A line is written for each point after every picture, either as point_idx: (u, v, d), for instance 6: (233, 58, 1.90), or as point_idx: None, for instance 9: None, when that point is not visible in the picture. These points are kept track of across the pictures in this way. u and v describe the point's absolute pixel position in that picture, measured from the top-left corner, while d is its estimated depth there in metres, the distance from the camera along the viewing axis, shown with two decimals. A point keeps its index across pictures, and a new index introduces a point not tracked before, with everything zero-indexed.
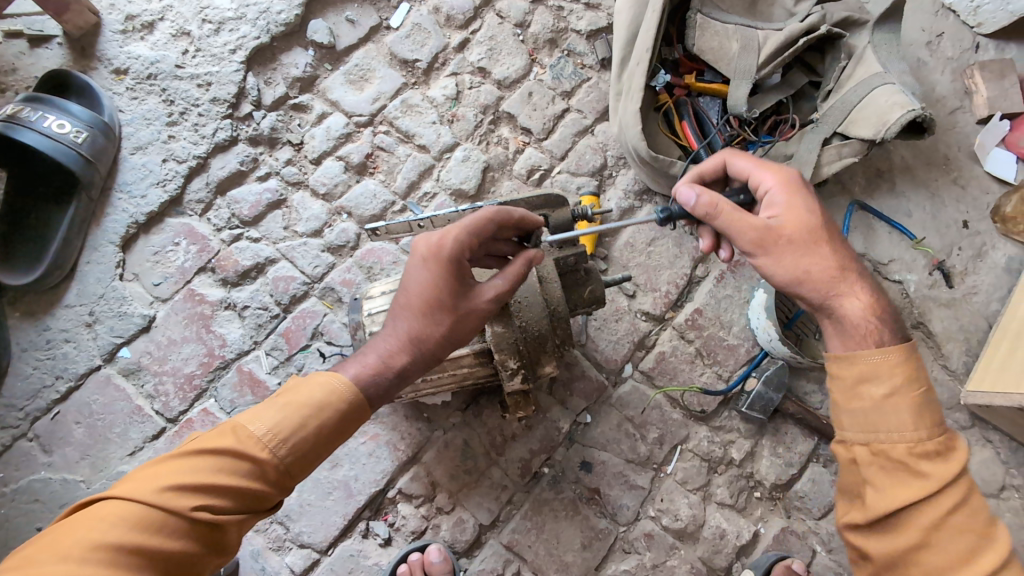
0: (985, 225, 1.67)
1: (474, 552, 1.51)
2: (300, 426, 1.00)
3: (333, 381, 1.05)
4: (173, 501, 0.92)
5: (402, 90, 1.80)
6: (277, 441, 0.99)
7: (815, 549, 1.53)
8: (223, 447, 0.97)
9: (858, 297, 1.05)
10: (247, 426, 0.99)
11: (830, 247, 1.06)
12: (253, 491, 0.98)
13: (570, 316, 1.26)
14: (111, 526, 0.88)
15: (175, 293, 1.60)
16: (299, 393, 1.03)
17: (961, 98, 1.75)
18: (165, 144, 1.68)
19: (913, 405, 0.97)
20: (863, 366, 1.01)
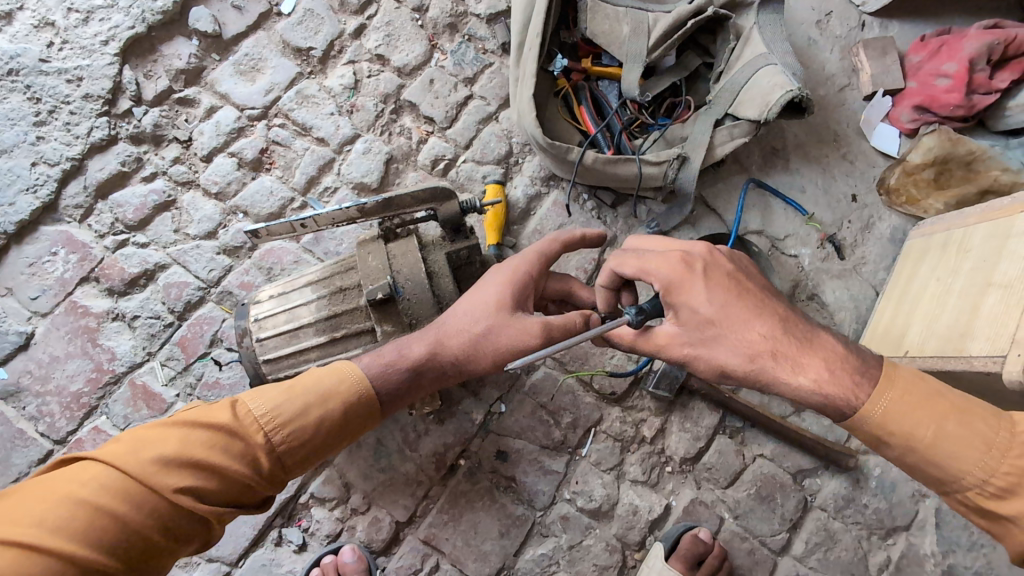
0: (872, 197, 1.75)
1: (392, 550, 1.51)
2: (300, 412, 1.00)
3: (345, 371, 1.05)
4: (157, 480, 0.90)
5: (297, 80, 1.72)
6: (273, 425, 0.98)
7: (722, 516, 1.61)
8: (218, 426, 0.95)
9: (805, 374, 1.00)
10: (247, 403, 0.98)
11: (763, 327, 1.01)
12: (238, 479, 0.95)
13: None
14: (91, 485, 0.88)
15: (56, 307, 1.50)
16: (306, 379, 1.03)
17: (849, 75, 1.81)
18: (34, 146, 1.55)
19: (955, 439, 0.95)
20: (878, 426, 0.99)
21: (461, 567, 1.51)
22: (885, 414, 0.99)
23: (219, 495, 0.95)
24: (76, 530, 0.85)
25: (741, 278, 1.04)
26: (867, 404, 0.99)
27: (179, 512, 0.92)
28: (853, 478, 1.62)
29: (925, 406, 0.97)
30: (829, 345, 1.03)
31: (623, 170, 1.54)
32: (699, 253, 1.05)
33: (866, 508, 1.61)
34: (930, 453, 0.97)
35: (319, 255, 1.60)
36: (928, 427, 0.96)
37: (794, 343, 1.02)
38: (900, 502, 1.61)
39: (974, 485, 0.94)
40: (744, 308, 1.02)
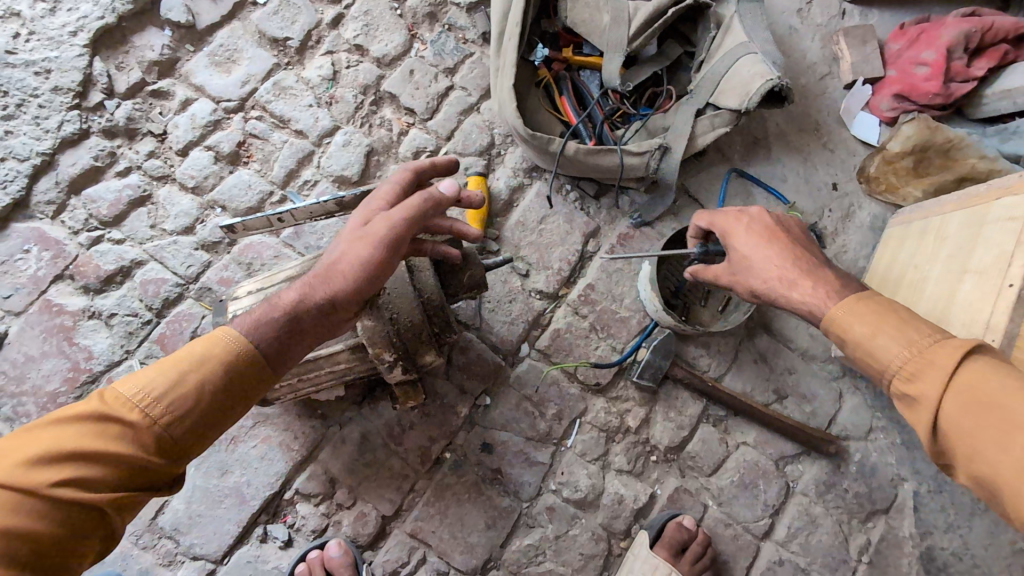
0: (852, 186, 1.76)
1: (378, 544, 1.50)
2: (178, 384, 0.86)
3: (224, 333, 0.91)
4: (23, 486, 0.77)
5: (274, 71, 1.68)
6: (147, 402, 0.84)
7: (706, 503, 1.63)
8: (87, 413, 0.82)
9: (806, 292, 1.07)
10: (115, 387, 0.85)
11: (774, 254, 1.11)
12: (124, 462, 0.83)
13: (446, 304, 1.24)
14: None
15: (30, 305, 1.47)
16: (183, 348, 0.90)
17: (830, 63, 1.82)
18: (3, 141, 1.51)
19: (888, 334, 0.96)
20: (831, 327, 1.03)
21: (448, 559, 1.51)
22: (838, 314, 1.02)
23: (100, 486, 0.81)
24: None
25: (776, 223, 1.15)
26: (829, 310, 1.03)
27: (57, 514, 0.79)
28: (833, 464, 1.65)
29: (872, 308, 0.99)
30: (840, 276, 1.08)
31: (604, 161, 1.53)
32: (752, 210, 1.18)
33: (846, 492, 1.64)
34: (863, 347, 0.98)
35: (299, 250, 1.58)
36: (868, 325, 0.98)
37: (811, 271, 1.08)
38: (880, 486, 1.64)
39: (891, 373, 0.95)
40: (766, 241, 1.13)
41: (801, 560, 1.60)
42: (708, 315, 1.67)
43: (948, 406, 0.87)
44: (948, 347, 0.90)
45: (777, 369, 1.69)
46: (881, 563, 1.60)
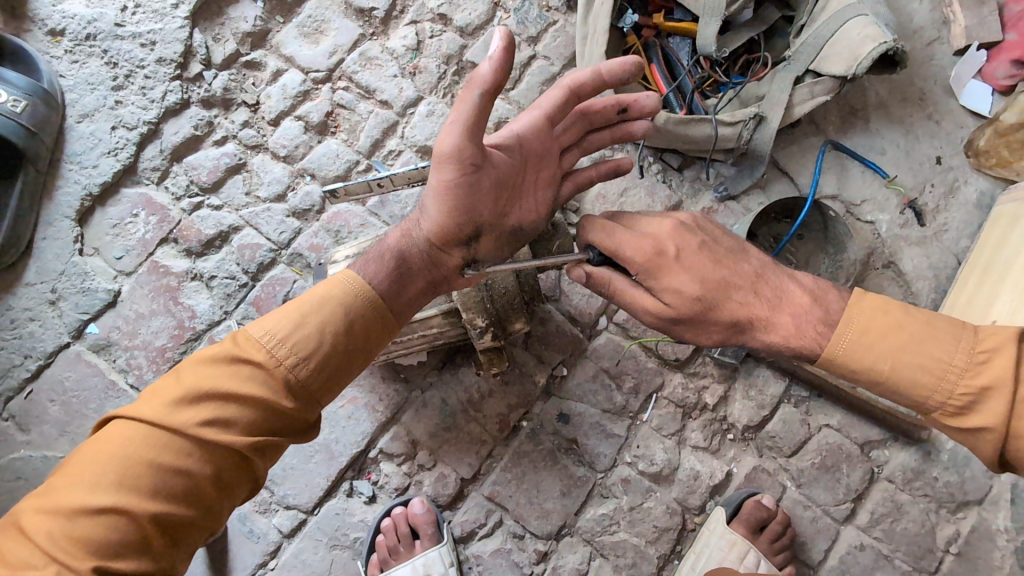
0: (958, 160, 1.65)
1: (457, 505, 1.55)
2: (297, 326, 0.95)
3: (335, 280, 1.01)
4: (176, 423, 0.88)
5: (360, 42, 1.71)
6: (275, 342, 0.94)
7: (785, 484, 1.60)
8: (225, 359, 0.93)
9: (770, 338, 1.07)
10: (245, 330, 0.95)
11: (726, 311, 1.06)
12: (256, 404, 0.92)
13: (536, 275, 1.27)
14: (123, 444, 0.86)
15: (139, 266, 1.56)
16: (299, 297, 1.00)
17: (939, 28, 1.70)
18: (113, 110, 1.59)
19: (909, 370, 0.98)
20: (845, 368, 1.03)
21: (524, 523, 1.55)
22: (848, 354, 1.02)
23: (239, 424, 0.91)
24: (114, 485, 0.84)
25: (695, 266, 1.06)
26: (832, 350, 1.02)
27: (201, 450, 0.88)
28: (923, 451, 1.58)
29: (879, 342, 1.00)
30: (788, 301, 1.07)
31: (695, 131, 1.49)
32: (650, 245, 1.07)
33: (935, 481, 1.57)
34: (893, 383, 1.00)
35: (385, 219, 1.62)
36: (886, 362, 1.00)
37: (745, 300, 1.07)
38: (973, 477, 1.57)
39: (937, 407, 0.99)
40: (723, 284, 1.07)
41: (884, 547, 1.56)
42: None
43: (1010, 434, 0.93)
44: (987, 371, 0.94)
45: None
46: (970, 556, 1.54)
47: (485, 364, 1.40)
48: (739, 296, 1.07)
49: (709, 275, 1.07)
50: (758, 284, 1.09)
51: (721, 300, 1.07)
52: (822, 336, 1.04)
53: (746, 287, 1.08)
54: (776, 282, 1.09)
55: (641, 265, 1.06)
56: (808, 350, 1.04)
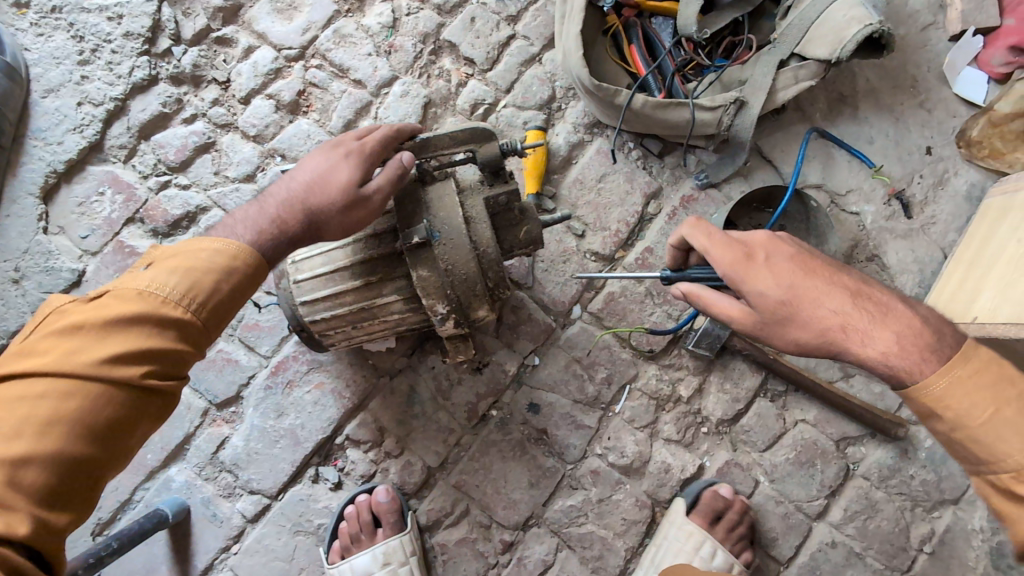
0: (949, 150, 1.60)
1: (423, 493, 1.53)
2: (214, 287, 0.93)
3: (229, 246, 0.96)
4: (87, 379, 0.83)
5: (335, 19, 1.66)
6: (192, 301, 0.91)
7: (758, 479, 1.57)
8: (121, 317, 0.86)
9: (868, 349, 0.97)
10: (149, 292, 0.89)
11: (828, 309, 0.99)
12: (173, 353, 0.90)
13: (501, 259, 1.21)
14: (38, 404, 0.80)
15: (104, 245, 1.53)
16: (195, 257, 0.94)
17: (935, 12, 1.64)
18: (79, 86, 1.56)
19: (993, 423, 0.89)
20: (924, 404, 0.95)
21: (491, 513, 1.53)
22: (940, 388, 0.93)
23: (158, 372, 0.89)
24: (41, 437, 0.79)
25: (805, 264, 1.02)
26: (928, 380, 0.94)
27: (125, 400, 0.85)
28: (900, 449, 1.55)
29: (978, 388, 0.91)
30: (907, 320, 0.99)
31: (674, 115, 1.43)
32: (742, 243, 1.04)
33: (912, 479, 1.54)
34: (978, 434, 0.90)
35: None
36: (981, 405, 0.90)
37: (847, 305, 0.99)
38: (951, 475, 1.54)
39: (1013, 470, 0.87)
40: (826, 283, 1.01)
41: (856, 544, 1.53)
42: None
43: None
44: None
45: None
46: (945, 555, 1.52)
47: (450, 354, 1.35)
48: (843, 298, 1.00)
49: (810, 273, 1.01)
50: (864, 294, 1.01)
51: (814, 296, 1.00)
52: (921, 366, 0.95)
53: (850, 293, 1.00)
54: (886, 297, 1.01)
55: (729, 265, 1.03)
56: (898, 378, 0.96)
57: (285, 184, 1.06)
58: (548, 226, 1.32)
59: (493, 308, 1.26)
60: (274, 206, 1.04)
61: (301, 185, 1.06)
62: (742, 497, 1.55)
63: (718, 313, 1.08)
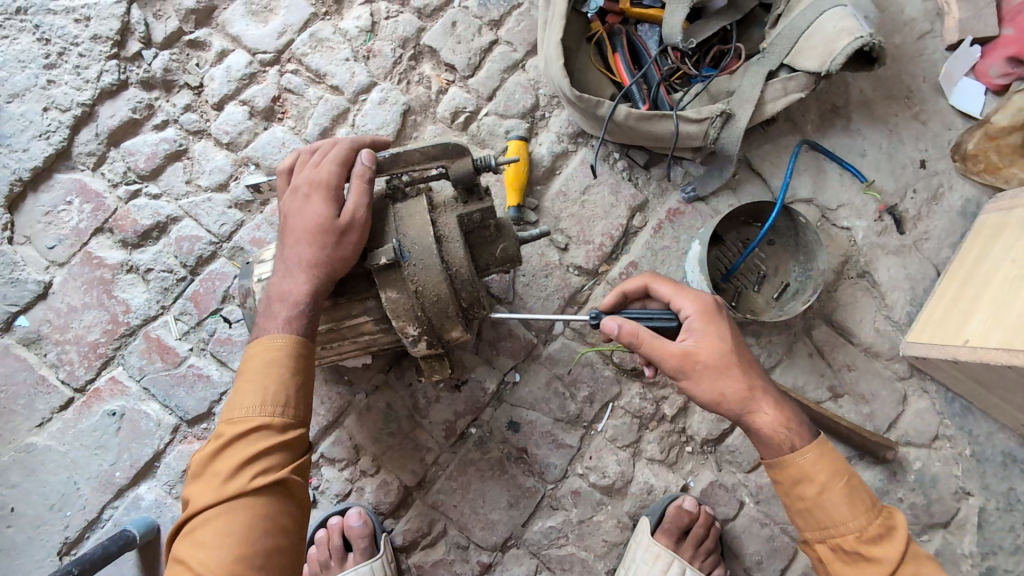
0: (944, 164, 1.55)
1: (400, 513, 1.50)
2: (275, 385, 1.04)
3: (266, 345, 1.07)
4: (227, 505, 0.96)
5: (311, 22, 1.60)
6: (268, 405, 1.03)
7: (742, 500, 1.54)
8: (229, 444, 1.00)
9: (768, 416, 1.06)
10: (235, 414, 1.03)
11: (742, 371, 1.08)
12: (279, 443, 1.02)
13: (476, 280, 1.17)
14: (208, 533, 0.95)
15: (72, 257, 1.48)
16: (247, 372, 1.06)
17: (933, 20, 1.59)
18: (45, 91, 1.50)
19: (844, 494, 1.01)
20: (793, 469, 1.04)
21: (469, 534, 1.49)
22: (803, 457, 1.04)
23: (277, 461, 1.01)
24: (222, 551, 0.93)
25: (740, 333, 1.12)
26: (800, 450, 1.05)
27: (265, 494, 0.99)
28: (889, 470, 1.52)
29: (837, 462, 1.04)
30: (790, 400, 1.11)
31: (658, 128, 1.38)
32: (712, 300, 1.14)
33: (900, 502, 1.50)
34: (822, 498, 1.02)
35: None
36: (826, 475, 1.03)
37: (765, 375, 1.10)
38: (940, 499, 1.50)
39: (849, 533, 1.00)
40: (751, 353, 1.11)
41: None
42: (759, 300, 1.51)
43: None
44: (894, 524, 1.01)
45: (834, 364, 1.54)
46: None
47: (426, 370, 1.33)
48: (758, 368, 1.10)
49: (742, 341, 1.11)
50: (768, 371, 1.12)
51: (745, 358, 1.09)
52: (800, 438, 1.06)
53: (761, 366, 1.11)
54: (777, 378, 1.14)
55: (699, 312, 1.12)
56: (781, 444, 1.06)
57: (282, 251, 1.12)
58: (526, 242, 1.28)
59: (468, 327, 1.24)
60: (281, 277, 1.10)
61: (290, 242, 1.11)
62: (708, 509, 1.51)
63: (654, 348, 1.09)
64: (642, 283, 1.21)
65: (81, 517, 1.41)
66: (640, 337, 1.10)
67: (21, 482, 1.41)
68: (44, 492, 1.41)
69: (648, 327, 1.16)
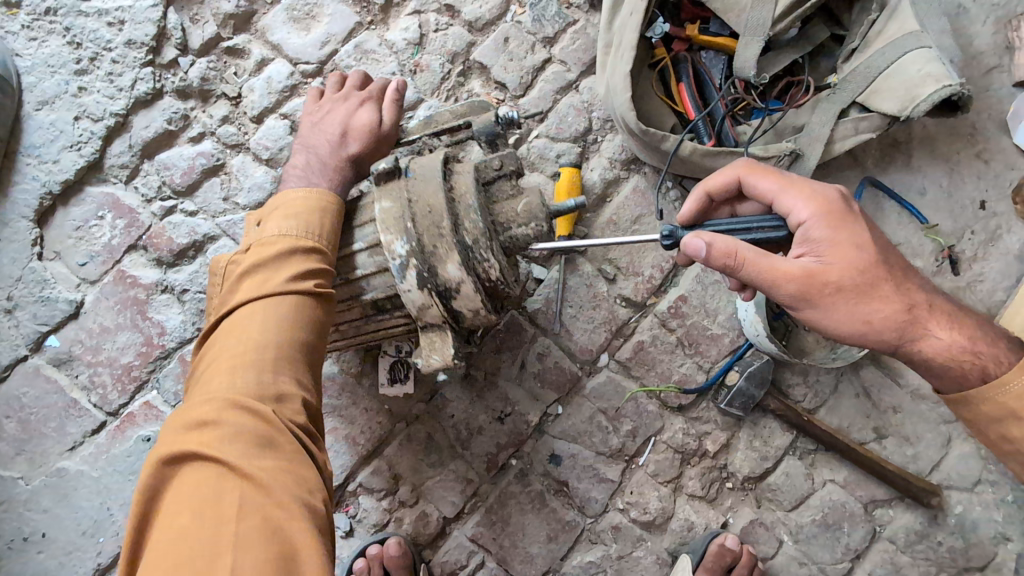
0: (1003, 206, 1.51)
1: (438, 543, 1.48)
2: (314, 220, 1.02)
3: (304, 188, 1.06)
4: (260, 313, 0.95)
5: (356, 31, 1.53)
6: (305, 236, 1.01)
7: (781, 538, 1.53)
8: (264, 263, 0.99)
9: (930, 336, 1.04)
10: (274, 235, 1.01)
11: (886, 288, 1.02)
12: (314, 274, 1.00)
13: (478, 202, 0.99)
14: (237, 336, 0.94)
15: (104, 274, 1.43)
16: (285, 203, 1.04)
17: (1002, 54, 1.52)
18: (76, 98, 1.43)
19: None
20: (987, 403, 1.02)
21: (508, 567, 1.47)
22: (995, 385, 1.01)
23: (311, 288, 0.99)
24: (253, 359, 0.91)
25: (874, 237, 1.04)
26: (998, 378, 1.01)
27: (295, 316, 0.97)
28: (929, 514, 1.51)
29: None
30: (947, 304, 1.07)
31: (722, 165, 1.34)
32: (831, 199, 1.04)
33: (939, 545, 1.50)
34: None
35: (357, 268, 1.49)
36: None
37: (915, 286, 1.05)
38: (979, 543, 1.49)
39: None
40: (892, 263, 1.04)
41: None
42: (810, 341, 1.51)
43: None
44: None
45: (880, 406, 1.53)
46: None
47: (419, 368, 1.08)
48: (905, 277, 1.04)
49: (879, 249, 1.03)
50: (914, 277, 1.06)
51: (885, 275, 1.03)
52: (969, 359, 1.03)
53: (910, 275, 1.05)
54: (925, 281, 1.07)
55: (820, 217, 1.02)
56: (952, 367, 1.04)
57: (319, 134, 1.17)
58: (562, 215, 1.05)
59: (481, 295, 1.01)
60: (320, 152, 1.14)
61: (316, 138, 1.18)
62: (750, 548, 1.49)
63: (779, 274, 1.01)
64: (736, 176, 1.13)
65: (114, 543, 1.38)
66: (743, 258, 1.01)
67: (52, 508, 1.38)
68: (76, 517, 1.38)
69: (745, 239, 1.06)
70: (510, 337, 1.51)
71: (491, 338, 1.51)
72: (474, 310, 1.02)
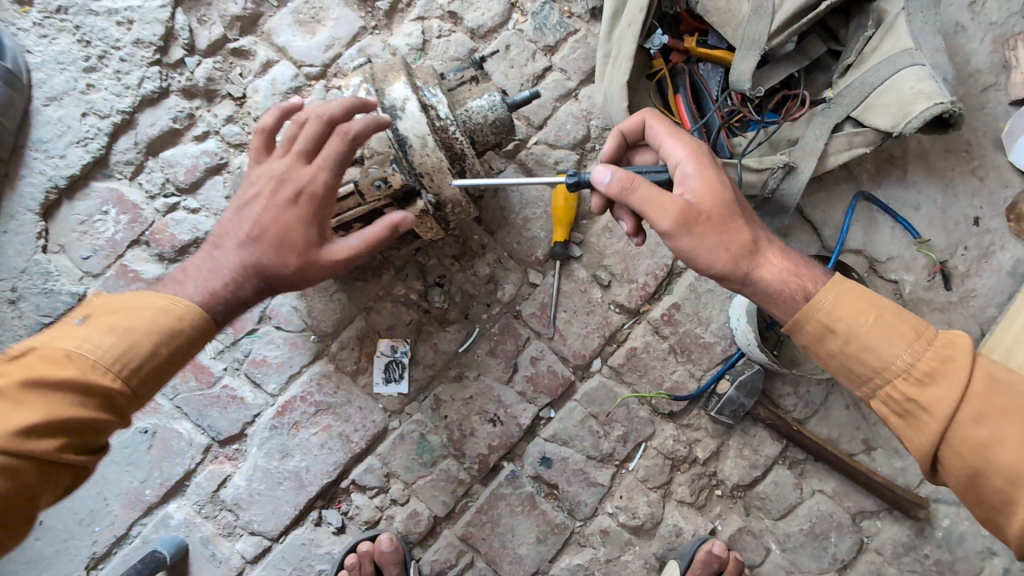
0: (997, 223, 1.52)
1: (428, 542, 1.50)
2: (147, 353, 0.93)
3: (175, 304, 0.97)
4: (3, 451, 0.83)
5: (360, 35, 1.55)
6: (122, 369, 0.91)
7: (769, 547, 1.54)
8: (54, 378, 0.87)
9: (773, 264, 1.03)
10: (80, 350, 0.90)
11: (742, 222, 1.03)
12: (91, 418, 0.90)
13: (441, 93, 1.17)
14: None
15: (107, 268, 1.45)
16: (132, 314, 0.94)
17: (998, 72, 1.54)
18: (83, 95, 1.46)
19: (883, 330, 0.95)
20: (816, 325, 1.00)
21: (496, 567, 1.49)
22: (830, 305, 0.99)
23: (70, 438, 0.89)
24: None
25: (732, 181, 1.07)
26: (819, 296, 1.00)
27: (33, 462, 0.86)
28: (917, 527, 1.52)
29: (857, 303, 0.98)
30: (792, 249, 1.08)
31: None
32: (703, 147, 1.09)
33: (925, 558, 1.51)
34: (862, 347, 0.96)
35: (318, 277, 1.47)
36: (859, 322, 0.97)
37: (763, 228, 1.07)
38: (966, 557, 1.50)
39: (898, 373, 0.94)
40: (745, 203, 1.06)
41: None
42: (802, 352, 1.52)
43: (963, 420, 0.89)
44: (952, 352, 0.92)
45: (869, 418, 1.54)
46: None
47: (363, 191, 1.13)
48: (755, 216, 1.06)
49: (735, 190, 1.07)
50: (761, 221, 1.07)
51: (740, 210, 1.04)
52: (814, 284, 1.02)
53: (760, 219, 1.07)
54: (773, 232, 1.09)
55: (691, 158, 1.07)
56: (793, 296, 1.01)
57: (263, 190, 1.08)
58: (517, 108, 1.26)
59: (429, 126, 1.14)
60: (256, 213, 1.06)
61: (249, 230, 1.05)
62: (737, 555, 1.50)
63: (648, 199, 1.02)
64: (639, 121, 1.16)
65: (109, 533, 1.41)
66: (638, 186, 1.03)
67: None
68: (73, 506, 1.40)
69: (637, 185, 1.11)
70: (504, 340, 1.53)
71: (485, 341, 1.52)
72: (422, 138, 1.13)
